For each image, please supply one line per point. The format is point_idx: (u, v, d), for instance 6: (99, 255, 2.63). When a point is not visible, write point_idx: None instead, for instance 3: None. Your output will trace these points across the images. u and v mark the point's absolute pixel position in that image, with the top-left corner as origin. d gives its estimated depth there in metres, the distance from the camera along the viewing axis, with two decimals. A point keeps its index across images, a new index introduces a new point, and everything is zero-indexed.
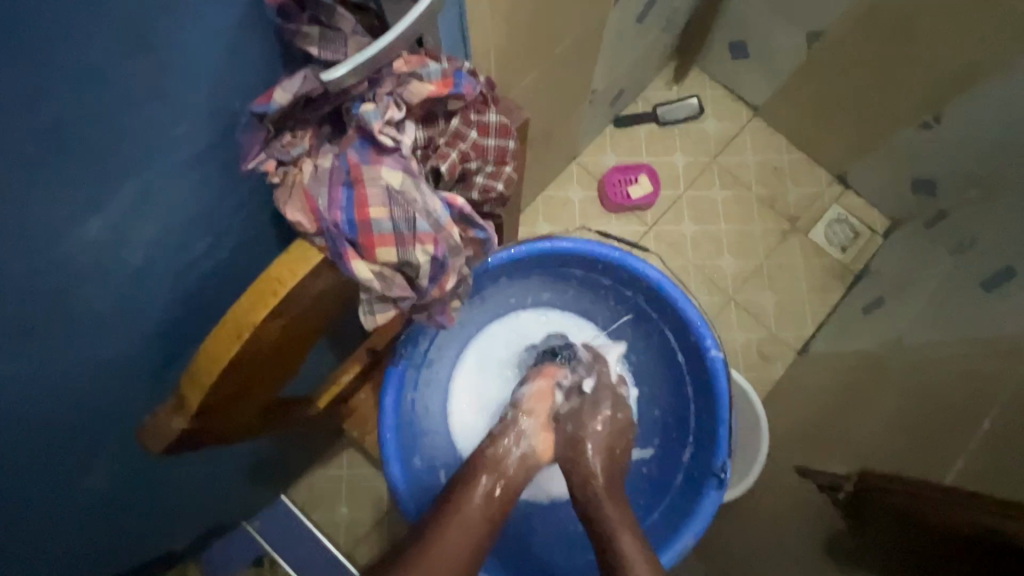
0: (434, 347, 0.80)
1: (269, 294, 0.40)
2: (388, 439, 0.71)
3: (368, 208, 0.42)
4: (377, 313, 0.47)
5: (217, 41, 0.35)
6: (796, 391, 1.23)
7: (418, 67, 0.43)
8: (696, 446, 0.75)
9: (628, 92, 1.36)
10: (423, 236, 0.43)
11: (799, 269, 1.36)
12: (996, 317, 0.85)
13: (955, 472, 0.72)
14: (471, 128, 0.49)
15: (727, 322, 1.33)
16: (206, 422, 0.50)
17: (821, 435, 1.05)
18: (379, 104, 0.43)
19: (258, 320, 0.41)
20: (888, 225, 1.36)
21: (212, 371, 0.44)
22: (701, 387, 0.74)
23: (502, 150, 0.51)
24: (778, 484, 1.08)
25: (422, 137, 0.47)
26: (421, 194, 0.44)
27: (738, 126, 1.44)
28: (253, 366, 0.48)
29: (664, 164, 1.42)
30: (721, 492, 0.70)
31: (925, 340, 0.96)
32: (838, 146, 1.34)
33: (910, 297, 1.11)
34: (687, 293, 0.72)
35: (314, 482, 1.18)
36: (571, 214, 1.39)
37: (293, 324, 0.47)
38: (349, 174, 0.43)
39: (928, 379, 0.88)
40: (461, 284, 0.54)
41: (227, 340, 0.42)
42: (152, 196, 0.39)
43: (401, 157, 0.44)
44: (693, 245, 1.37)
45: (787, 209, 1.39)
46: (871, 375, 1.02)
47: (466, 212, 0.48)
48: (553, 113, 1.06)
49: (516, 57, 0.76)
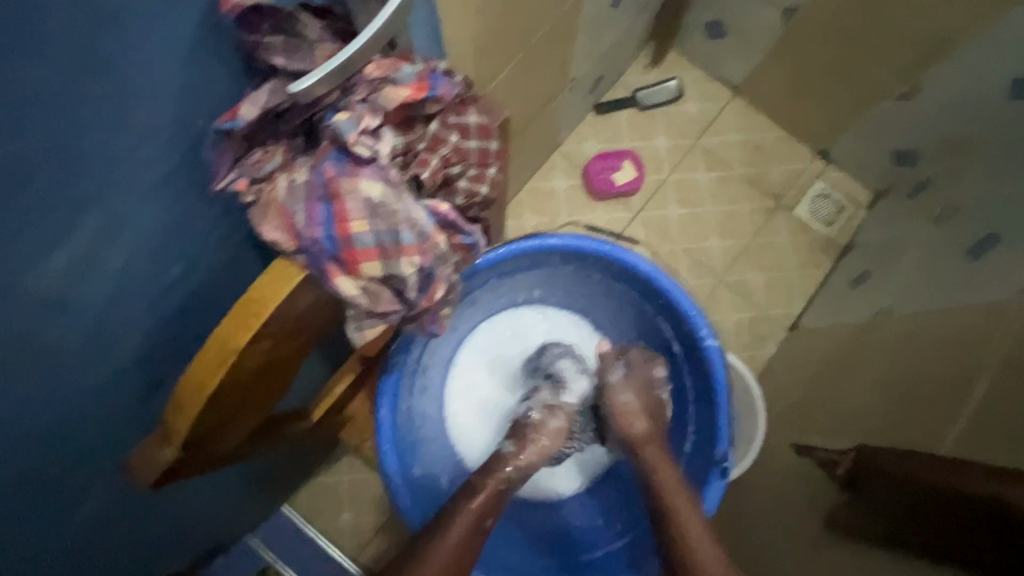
0: (427, 354, 0.78)
1: (251, 318, 0.39)
2: (388, 452, 0.69)
3: (349, 223, 0.40)
4: (366, 328, 0.45)
5: (176, 57, 0.33)
6: (789, 367, 1.24)
7: (391, 71, 0.42)
8: (697, 437, 0.75)
9: (607, 77, 1.35)
10: (408, 248, 0.42)
11: (786, 246, 1.36)
12: (983, 285, 0.86)
13: (950, 441, 0.73)
14: (451, 131, 0.47)
15: (718, 304, 1.33)
16: (196, 450, 0.48)
17: (814, 409, 1.06)
18: (354, 113, 0.40)
19: (242, 345, 0.39)
20: (871, 197, 1.37)
21: (197, 400, 0.42)
22: (699, 377, 0.74)
23: (484, 152, 0.50)
24: (776, 462, 1.09)
25: (400, 143, 0.45)
26: (403, 205, 0.42)
27: (719, 107, 1.43)
28: (241, 390, 0.46)
29: (646, 148, 1.41)
30: (724, 480, 0.69)
31: (915, 310, 0.97)
32: (818, 121, 1.34)
33: (897, 269, 1.12)
34: (679, 282, 0.71)
35: (313, 491, 1.17)
36: (556, 204, 1.37)
37: (279, 343, 0.45)
38: (326, 188, 0.41)
39: (918, 348, 0.89)
40: (450, 291, 0.52)
41: (211, 367, 0.41)
42: (121, 224, 0.37)
43: (379, 167, 0.42)
44: (680, 228, 1.37)
45: (771, 187, 1.39)
46: (862, 348, 1.03)
47: (451, 219, 0.47)
48: (532, 104, 1.04)
49: (492, 51, 0.74)
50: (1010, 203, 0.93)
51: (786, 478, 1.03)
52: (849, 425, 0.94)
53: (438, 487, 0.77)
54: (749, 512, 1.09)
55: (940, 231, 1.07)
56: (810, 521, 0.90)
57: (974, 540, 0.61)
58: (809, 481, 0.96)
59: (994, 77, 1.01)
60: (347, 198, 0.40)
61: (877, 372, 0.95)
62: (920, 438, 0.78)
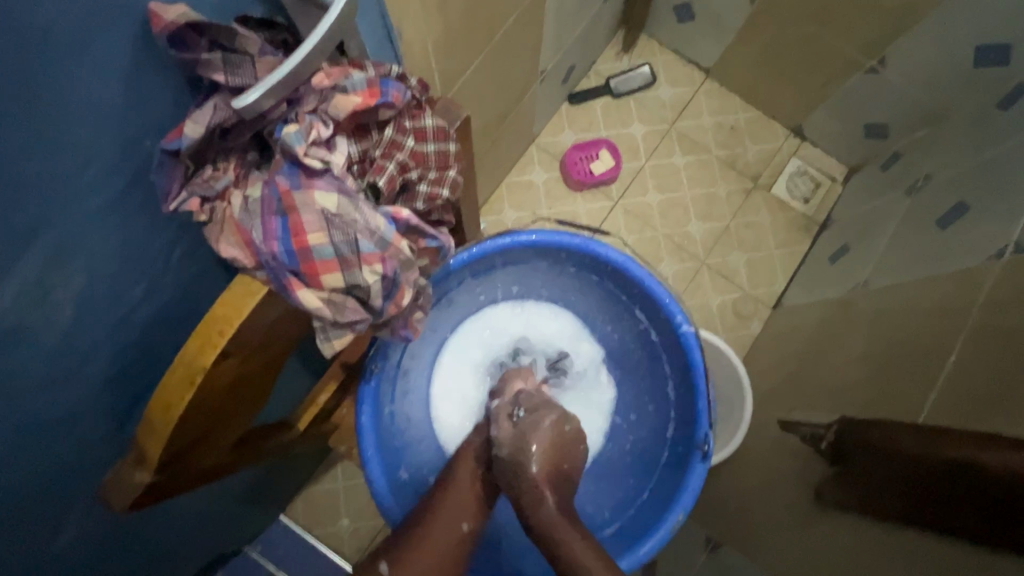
0: (407, 356, 0.77)
1: (215, 335, 0.38)
2: (371, 458, 0.69)
3: (305, 235, 0.40)
4: (334, 339, 0.45)
5: (113, 75, 0.32)
6: (772, 344, 1.26)
7: (340, 79, 0.41)
8: (678, 421, 0.76)
9: (578, 67, 1.34)
10: (368, 256, 0.42)
11: (765, 225, 1.37)
12: (953, 252, 0.88)
13: (927, 411, 0.74)
14: (407, 136, 0.47)
15: (701, 287, 1.34)
16: (173, 469, 0.48)
17: (798, 384, 1.08)
18: (302, 124, 0.40)
19: (209, 363, 0.39)
20: (846, 171, 1.39)
21: (168, 420, 0.42)
22: (677, 362, 0.75)
23: (443, 154, 0.50)
24: (765, 439, 1.11)
25: (356, 151, 0.46)
26: (361, 213, 0.42)
27: (692, 91, 1.44)
28: (214, 406, 0.46)
29: (622, 136, 1.41)
30: (706, 464, 0.69)
31: (889, 282, 0.99)
32: (791, 100, 1.35)
33: (873, 242, 1.13)
34: (651, 271, 0.72)
35: (309, 498, 1.17)
36: (536, 198, 1.37)
37: (250, 357, 0.45)
38: (281, 202, 0.41)
39: (896, 320, 0.90)
40: (419, 295, 0.53)
41: (180, 387, 0.40)
42: (74, 248, 0.36)
43: (333, 177, 0.42)
44: (660, 214, 1.38)
45: (747, 168, 1.40)
46: (841, 321, 1.05)
47: (414, 223, 0.47)
48: (504, 98, 1.04)
49: (456, 49, 0.73)
50: (978, 172, 0.94)
51: (774, 455, 1.04)
52: (832, 398, 0.96)
53: (427, 489, 0.77)
54: (740, 490, 1.10)
55: (912, 201, 1.09)
56: (799, 495, 0.92)
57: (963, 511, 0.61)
58: (796, 457, 0.98)
59: (957, 48, 1.03)
60: (303, 210, 0.40)
61: (856, 345, 0.97)
62: (898, 407, 0.80)
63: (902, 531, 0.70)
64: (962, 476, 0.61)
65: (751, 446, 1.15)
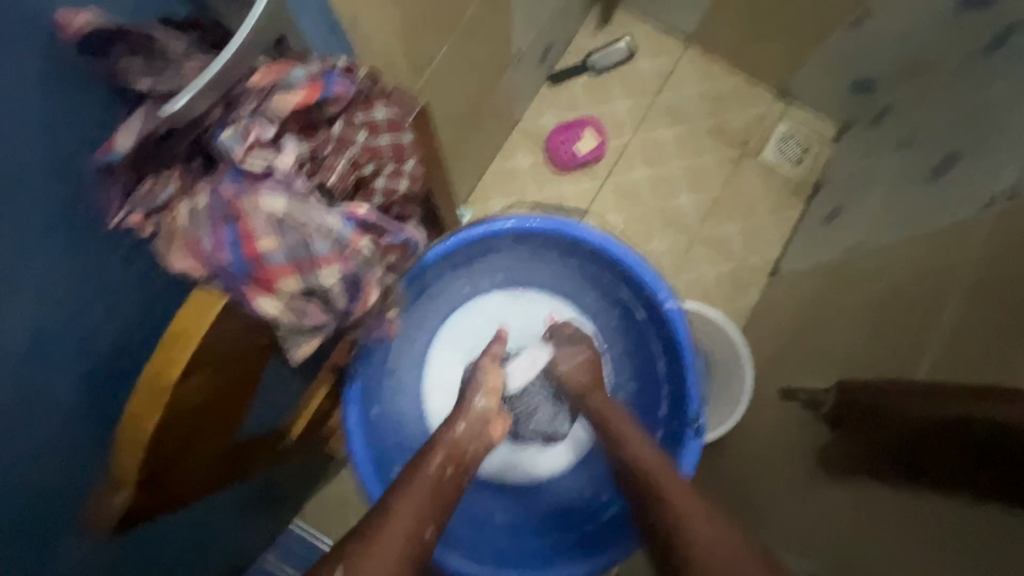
0: (392, 355, 0.77)
1: (177, 352, 0.40)
2: (361, 460, 0.69)
3: (255, 241, 0.40)
4: (300, 344, 0.45)
5: (25, 87, 0.31)
6: (771, 311, 1.24)
7: (280, 76, 0.40)
8: (670, 398, 0.75)
9: (555, 46, 1.31)
10: (323, 258, 0.41)
11: (756, 191, 1.35)
12: (945, 205, 0.86)
13: (927, 368, 0.73)
14: (358, 130, 0.46)
15: (695, 261, 1.33)
16: (153, 490, 0.48)
17: (799, 351, 1.06)
18: (240, 127, 0.39)
19: (174, 381, 0.40)
20: (836, 131, 1.36)
21: (137, 443, 0.43)
22: (665, 340, 0.74)
23: (399, 147, 0.49)
24: (768, 408, 1.09)
25: (306, 150, 0.43)
26: (312, 215, 0.41)
27: (673, 61, 1.40)
28: (191, 426, 0.47)
29: (606, 113, 1.38)
30: (699, 440, 0.69)
31: (880, 242, 0.97)
32: (774, 64, 1.32)
33: (866, 202, 1.11)
34: (633, 250, 0.71)
35: (321, 500, 1.17)
36: (522, 182, 1.35)
37: (219, 376, 0.46)
38: (227, 210, 0.40)
39: (893, 279, 0.89)
40: (390, 292, 0.52)
41: (147, 409, 0.41)
42: (17, 270, 0.35)
43: (279, 180, 0.41)
44: (650, 190, 1.35)
45: (735, 135, 1.37)
46: (839, 283, 1.03)
47: (373, 220, 0.46)
48: (480, 83, 1.01)
49: (422, 38, 0.71)
50: (974, 124, 0.93)
51: (777, 422, 1.04)
52: (832, 364, 0.95)
53: None
54: (744, 460, 1.09)
55: (905, 157, 1.07)
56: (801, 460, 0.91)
57: (966, 466, 0.60)
58: (798, 424, 0.97)
59: None
60: (250, 216, 0.40)
61: (854, 307, 0.95)
62: (899, 368, 0.79)
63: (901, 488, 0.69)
64: (955, 431, 0.61)
65: (753, 414, 1.14)
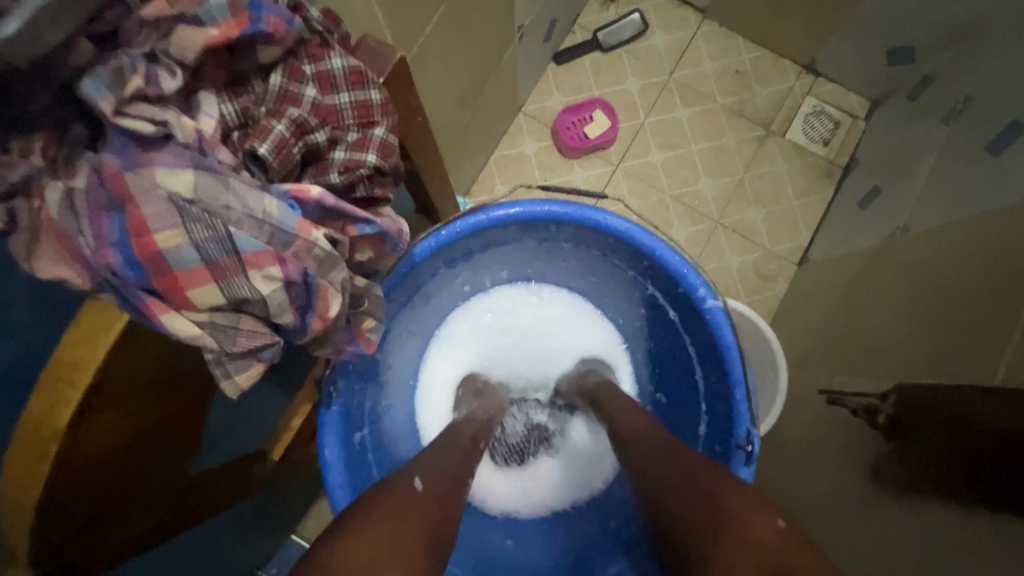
0: (381, 367, 0.65)
1: (65, 386, 0.29)
2: (340, 497, 0.56)
3: (151, 235, 0.28)
4: (236, 376, 0.33)
5: None
6: (801, 305, 1.12)
7: (189, 5, 0.30)
8: (710, 417, 0.62)
9: (560, 21, 1.19)
10: (253, 255, 0.30)
11: (783, 174, 1.22)
12: (1015, 181, 0.73)
13: (1002, 375, 0.59)
14: (306, 86, 0.35)
15: (718, 252, 1.20)
16: (63, 561, 0.37)
17: (837, 351, 0.94)
18: (124, 73, 0.29)
19: (64, 425, 0.30)
20: (868, 105, 1.22)
21: (25, 510, 0.31)
22: (704, 345, 0.61)
23: (364, 108, 0.37)
24: (806, 415, 0.97)
25: (233, 112, 0.34)
26: (234, 196, 0.30)
27: (689, 35, 1.27)
28: (102, 476, 0.36)
29: (617, 94, 1.26)
30: (750, 469, 0.54)
31: (930, 223, 0.85)
32: (801, 33, 1.18)
33: (909, 179, 0.98)
34: (663, 237, 0.58)
35: (315, 523, 1.07)
36: (528, 171, 1.23)
37: (140, 412, 0.36)
38: (112, 191, 0.28)
39: (945, 273, 0.75)
40: (360, 299, 0.41)
41: (29, 465, 0.30)
42: None
43: (184, 148, 0.30)
44: (666, 175, 1.23)
45: (758, 113, 1.24)
46: (881, 271, 0.91)
47: (330, 205, 0.35)
48: (478, 61, 0.89)
49: (405, 0, 0.60)
50: None
51: (819, 430, 0.91)
52: (877, 362, 0.82)
53: None
54: (783, 474, 0.97)
55: (953, 129, 0.94)
56: (848, 477, 0.79)
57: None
58: (842, 433, 0.85)
59: None
60: (142, 199, 0.28)
61: (902, 304, 0.82)
62: (958, 376, 0.65)
63: (964, 514, 0.57)
64: None
65: (790, 422, 1.02)
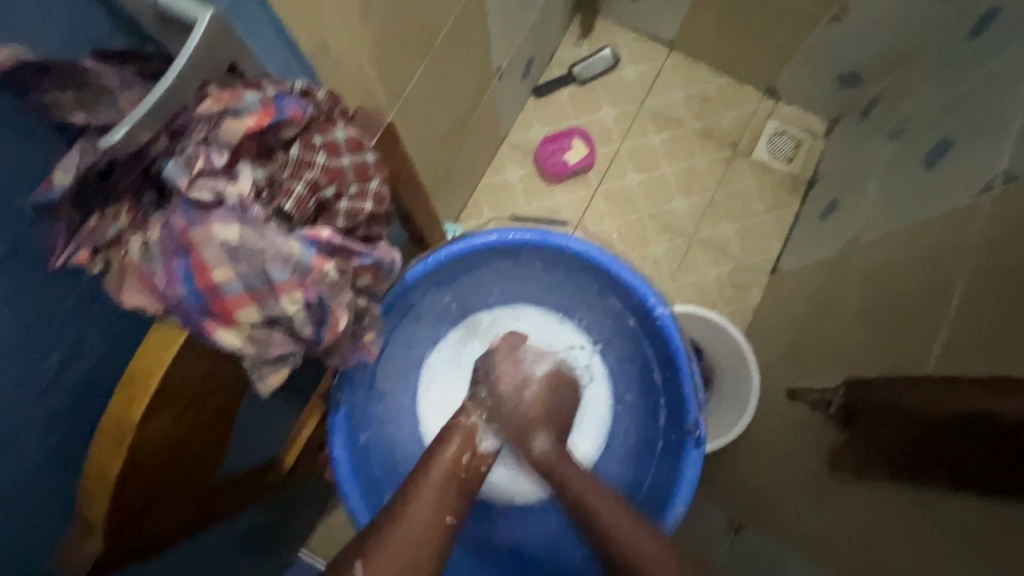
0: (380, 378, 0.74)
1: (139, 391, 0.37)
2: (351, 492, 0.67)
3: (210, 272, 0.40)
4: (269, 376, 0.44)
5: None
6: (774, 310, 1.21)
7: (231, 102, 0.40)
8: (668, 406, 0.73)
9: (537, 60, 1.31)
10: (283, 285, 0.41)
11: (750, 190, 1.33)
12: (941, 192, 0.84)
13: (935, 356, 0.69)
14: (317, 152, 0.46)
15: (694, 263, 1.31)
16: (126, 534, 0.45)
17: (802, 351, 1.03)
18: (186, 157, 0.39)
19: (137, 422, 0.38)
20: (827, 125, 1.34)
21: (105, 487, 0.40)
22: (658, 347, 0.71)
23: (361, 167, 0.49)
24: (777, 411, 1.06)
25: (261, 175, 0.44)
26: (269, 241, 0.41)
27: (657, 67, 1.40)
28: (159, 465, 0.44)
29: (593, 122, 1.38)
30: (701, 450, 0.66)
31: (879, 232, 0.95)
32: (759, 62, 1.31)
33: (861, 192, 1.09)
34: (616, 256, 0.68)
35: (327, 531, 1.13)
36: (514, 196, 1.34)
37: (190, 412, 0.44)
38: (180, 242, 0.40)
39: (891, 272, 0.86)
40: (363, 314, 0.51)
41: (110, 452, 0.39)
42: None
43: (231, 208, 0.40)
44: (643, 195, 1.34)
45: (724, 136, 1.36)
46: (838, 279, 1.01)
47: (338, 243, 0.45)
48: (463, 100, 1.00)
49: (395, 60, 0.71)
50: (960, 107, 0.90)
51: (787, 424, 1.00)
52: (836, 359, 0.92)
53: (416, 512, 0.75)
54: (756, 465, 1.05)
55: (894, 147, 1.05)
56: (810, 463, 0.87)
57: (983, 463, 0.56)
58: (806, 424, 0.93)
59: None
60: (202, 247, 0.39)
61: (857, 301, 0.92)
62: (904, 362, 0.75)
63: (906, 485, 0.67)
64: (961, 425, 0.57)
65: (762, 417, 1.11)
